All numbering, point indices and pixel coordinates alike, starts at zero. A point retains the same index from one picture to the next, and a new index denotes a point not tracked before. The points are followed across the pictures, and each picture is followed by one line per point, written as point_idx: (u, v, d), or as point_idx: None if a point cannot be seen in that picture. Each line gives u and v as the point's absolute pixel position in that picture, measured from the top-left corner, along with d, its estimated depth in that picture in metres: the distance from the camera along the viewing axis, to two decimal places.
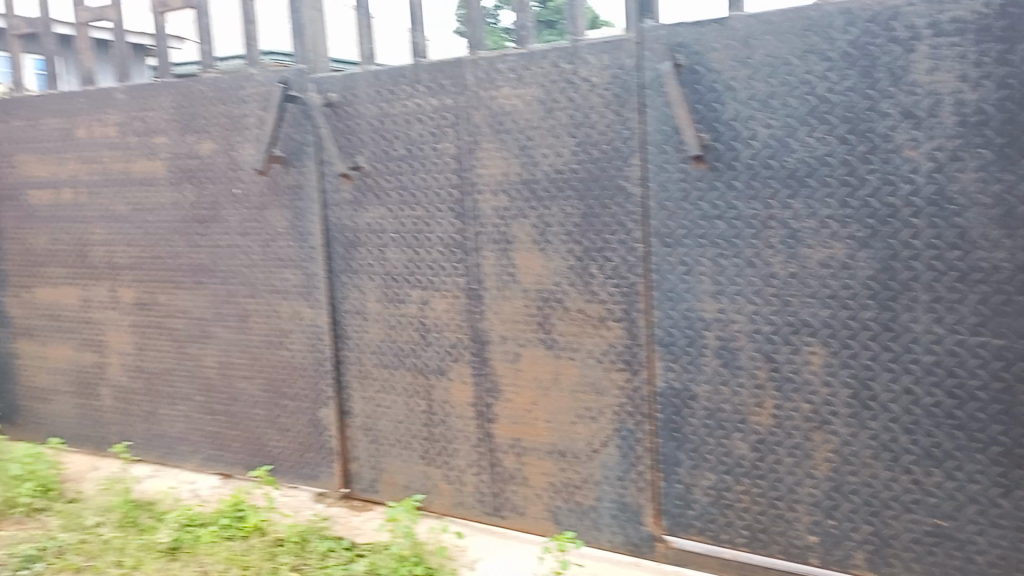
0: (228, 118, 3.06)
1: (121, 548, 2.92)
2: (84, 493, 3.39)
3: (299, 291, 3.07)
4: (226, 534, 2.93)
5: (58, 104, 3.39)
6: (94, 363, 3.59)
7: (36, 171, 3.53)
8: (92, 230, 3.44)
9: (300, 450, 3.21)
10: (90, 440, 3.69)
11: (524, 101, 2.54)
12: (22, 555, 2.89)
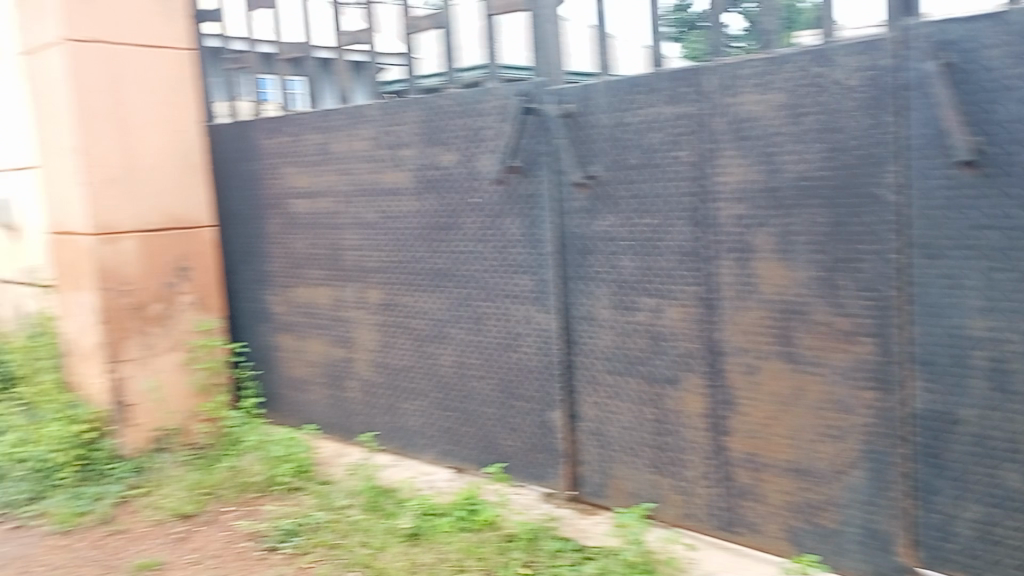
0: (469, 130, 3.22)
1: (368, 530, 3.16)
2: (334, 476, 3.71)
3: (532, 296, 3.16)
4: (461, 526, 3.08)
5: (318, 121, 3.72)
6: (344, 358, 3.91)
7: (298, 182, 3.90)
8: (345, 236, 3.75)
9: (530, 451, 3.31)
10: (339, 428, 4.03)
11: (769, 106, 2.47)
12: (283, 529, 3.30)
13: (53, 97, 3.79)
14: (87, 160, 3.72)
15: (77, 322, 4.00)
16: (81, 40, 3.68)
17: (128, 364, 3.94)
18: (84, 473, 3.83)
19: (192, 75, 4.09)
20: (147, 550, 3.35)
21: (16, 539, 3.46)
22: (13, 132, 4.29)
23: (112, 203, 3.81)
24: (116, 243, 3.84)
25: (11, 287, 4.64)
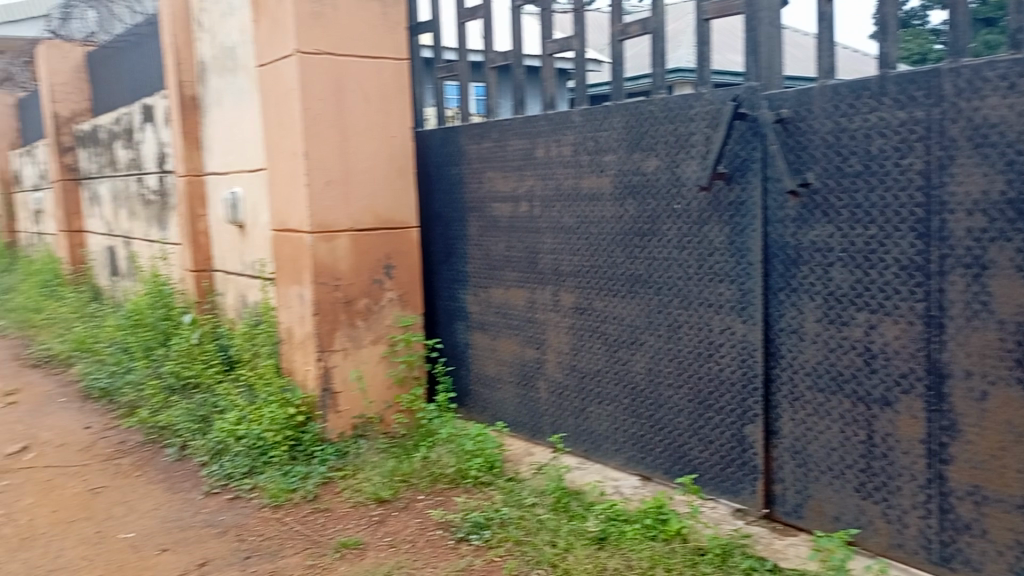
0: (676, 135, 3.21)
1: (555, 530, 3.20)
2: (521, 473, 3.79)
3: (733, 305, 3.09)
4: (649, 534, 3.06)
5: (523, 127, 3.83)
6: (535, 359, 3.99)
7: (500, 186, 4.03)
8: (543, 239, 3.84)
9: (721, 464, 3.23)
10: (526, 427, 4.12)
11: (1016, 112, 2.30)
12: (472, 521, 3.41)
13: (283, 106, 4.13)
14: (310, 163, 4.03)
15: (293, 312, 4.34)
16: (310, 54, 3.99)
17: (336, 355, 4.21)
18: (292, 453, 4.16)
19: (405, 83, 4.33)
20: (347, 529, 3.60)
21: (234, 509, 3.91)
22: (247, 138, 4.72)
23: (330, 204, 4.11)
24: (332, 241, 4.13)
25: (238, 278, 5.11)
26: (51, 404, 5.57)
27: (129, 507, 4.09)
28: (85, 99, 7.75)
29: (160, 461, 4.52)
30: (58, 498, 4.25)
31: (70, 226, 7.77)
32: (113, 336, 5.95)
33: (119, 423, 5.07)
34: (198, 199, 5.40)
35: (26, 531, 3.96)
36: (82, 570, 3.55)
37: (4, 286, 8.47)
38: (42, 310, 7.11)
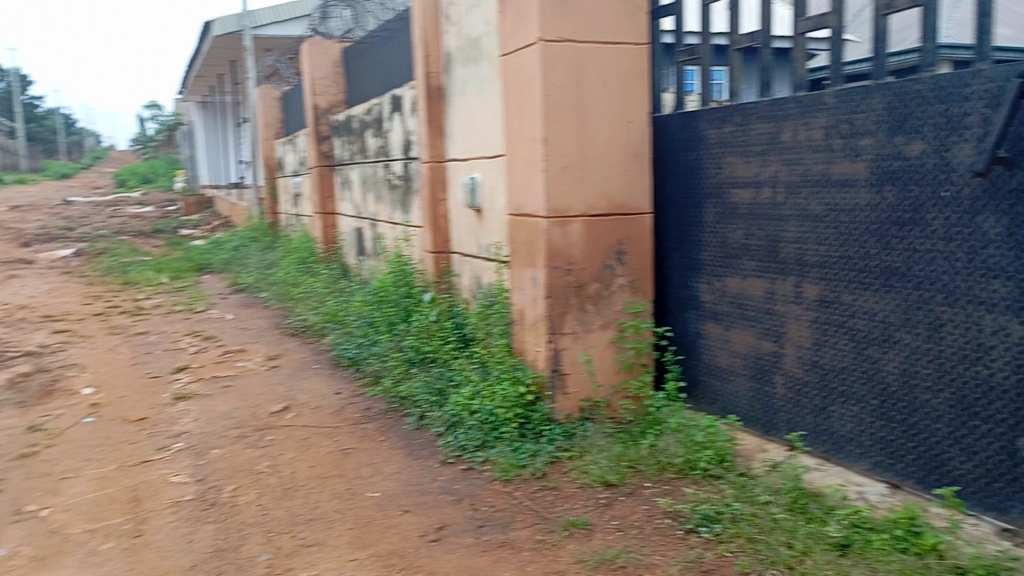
0: (947, 117, 2.95)
1: (791, 531, 3.07)
2: (753, 469, 3.66)
3: (1009, 304, 2.80)
4: (899, 546, 2.85)
5: (769, 111, 3.68)
6: (773, 353, 3.84)
7: (741, 172, 3.90)
8: (786, 228, 3.67)
9: (987, 478, 2.95)
10: (759, 423, 3.99)
11: None
12: (702, 513, 3.35)
13: (524, 94, 4.26)
14: (548, 149, 4.13)
15: (526, 295, 4.47)
16: (553, 42, 4.08)
17: (566, 337, 4.30)
18: (522, 430, 4.31)
19: (645, 68, 4.29)
20: (575, 509, 3.67)
21: (468, 479, 4.12)
22: (488, 125, 4.91)
23: (566, 189, 4.19)
24: (566, 226, 4.21)
25: (474, 260, 5.35)
26: (307, 369, 6.18)
27: (375, 468, 4.44)
28: (340, 91, 8.43)
29: (401, 428, 4.86)
30: (314, 455, 4.71)
31: (324, 208, 8.51)
32: (361, 310, 6.46)
33: (365, 390, 5.51)
34: (439, 184, 5.71)
35: (288, 482, 4.43)
36: (335, 522, 3.93)
37: (268, 261, 9.47)
38: (300, 284, 7.88)
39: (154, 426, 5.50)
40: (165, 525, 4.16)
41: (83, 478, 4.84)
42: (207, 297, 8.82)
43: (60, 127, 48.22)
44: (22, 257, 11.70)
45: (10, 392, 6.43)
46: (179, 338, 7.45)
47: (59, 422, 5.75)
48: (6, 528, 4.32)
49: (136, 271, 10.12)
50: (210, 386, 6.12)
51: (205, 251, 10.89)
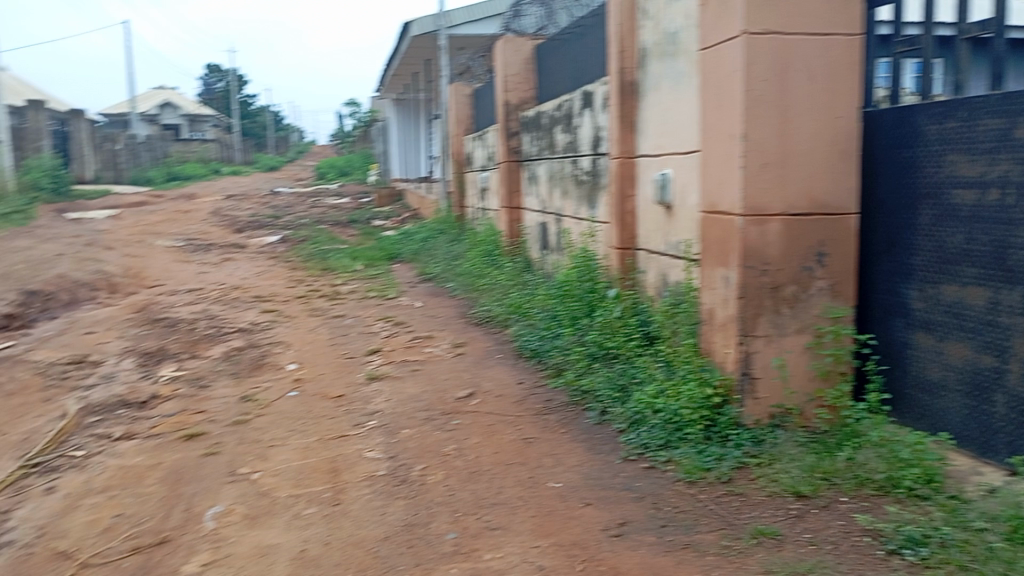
0: None
1: (1009, 562, 2.83)
2: (966, 493, 3.39)
3: None
4: None
5: (1002, 105, 3.40)
6: (993, 368, 3.54)
7: (964, 171, 3.62)
8: (1016, 233, 3.40)
9: None
10: (974, 443, 3.69)
11: None
12: (906, 535, 3.15)
13: (724, 88, 4.17)
14: (748, 145, 4.03)
15: (717, 294, 4.36)
16: (758, 34, 3.97)
17: (758, 340, 4.16)
18: (707, 433, 4.22)
19: (858, 59, 4.06)
20: (764, 518, 3.56)
21: (650, 477, 4.09)
22: (683, 120, 4.84)
23: (765, 187, 4.06)
24: (763, 225, 4.08)
25: (662, 257, 5.29)
26: (491, 358, 6.36)
27: (557, 460, 4.50)
28: (531, 87, 8.58)
29: (582, 422, 4.89)
30: (498, 442, 4.84)
31: (511, 203, 8.72)
32: (544, 303, 6.56)
33: (547, 382, 5.59)
34: (628, 180, 5.70)
35: (473, 465, 4.59)
36: (518, 508, 4.02)
37: (455, 253, 9.82)
38: (485, 276, 8.12)
39: (350, 403, 5.86)
40: (360, 497, 4.42)
41: (288, 446, 5.24)
42: (397, 285, 9.28)
43: (269, 124, 52.31)
44: (236, 241, 12.83)
45: (226, 364, 7.08)
46: (372, 322, 7.89)
47: (268, 394, 6.26)
48: (223, 486, 4.77)
49: (335, 258, 10.82)
50: (401, 369, 6.45)
51: (396, 241, 11.46)
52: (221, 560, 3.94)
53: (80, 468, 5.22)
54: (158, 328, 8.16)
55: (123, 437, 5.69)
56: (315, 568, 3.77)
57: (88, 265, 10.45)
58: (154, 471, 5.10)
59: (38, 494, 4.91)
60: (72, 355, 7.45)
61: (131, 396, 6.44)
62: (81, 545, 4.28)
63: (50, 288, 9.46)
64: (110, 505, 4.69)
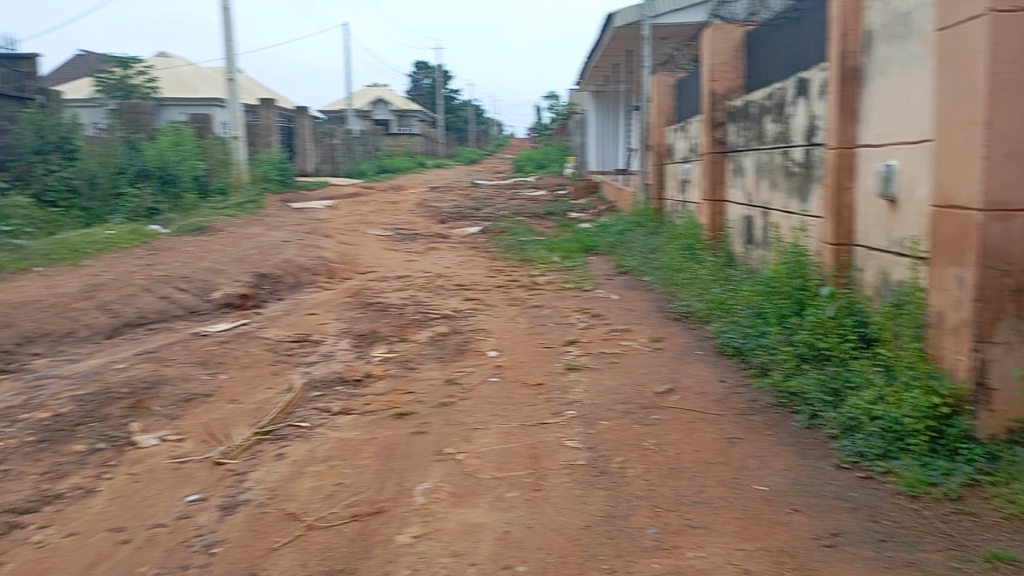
0: None
1: None
2: None
3: None
4: None
5: None
6: None
7: None
8: None
9: None
10: None
11: None
12: None
13: (964, 73, 3.84)
14: (990, 134, 3.69)
15: (948, 296, 4.03)
16: (1006, 12, 3.62)
17: (998, 348, 3.84)
18: (933, 445, 3.92)
19: None
20: (999, 541, 3.27)
21: (866, 488, 3.86)
22: (913, 107, 4.50)
23: (1010, 180, 3.71)
24: (1007, 222, 3.74)
25: (883, 254, 4.96)
26: (690, 354, 6.25)
27: (762, 462, 4.35)
28: (738, 76, 8.35)
29: (789, 425, 4.71)
30: (699, 439, 4.75)
31: (714, 195, 8.49)
32: (749, 299, 6.35)
33: (751, 382, 5.42)
34: (846, 172, 5.38)
35: (674, 462, 4.54)
36: (721, 509, 3.93)
37: (653, 246, 9.73)
38: (684, 270, 7.99)
39: (549, 392, 5.98)
40: (561, 485, 4.50)
41: (491, 430, 5.43)
42: (594, 277, 9.32)
43: (471, 118, 54.18)
44: (440, 232, 13.43)
45: (432, 348, 7.44)
46: (569, 313, 7.99)
47: (471, 379, 6.52)
48: (431, 464, 5.02)
49: (533, 249, 11.05)
50: (599, 361, 6.49)
51: (593, 234, 11.51)
52: (430, 534, 4.16)
53: (305, 438, 5.69)
54: (371, 312, 8.72)
55: (341, 412, 6.14)
56: (518, 550, 3.88)
57: (310, 251, 11.34)
58: (369, 445, 5.46)
59: (270, 459, 5.39)
60: (296, 334, 8.12)
61: (348, 374, 6.94)
62: (307, 508, 4.65)
63: (278, 272, 10.35)
64: (331, 473, 5.07)
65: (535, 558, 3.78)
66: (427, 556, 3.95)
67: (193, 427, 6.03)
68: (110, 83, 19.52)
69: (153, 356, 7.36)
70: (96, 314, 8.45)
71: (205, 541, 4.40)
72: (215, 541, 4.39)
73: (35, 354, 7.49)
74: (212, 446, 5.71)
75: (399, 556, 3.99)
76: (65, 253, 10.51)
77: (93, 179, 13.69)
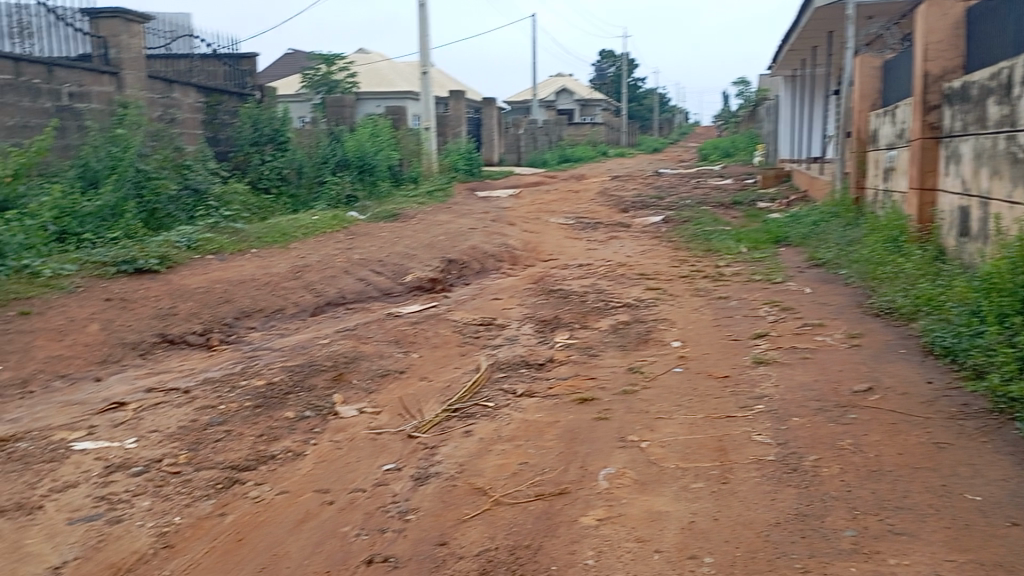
0: None
1: None
2: None
3: None
4: None
5: None
6: None
7: None
8: None
9: None
10: None
11: None
12: None
13: None
14: None
15: None
16: None
17: None
18: None
19: None
20: None
21: None
22: None
23: None
24: None
25: None
26: (893, 352, 5.88)
27: (975, 470, 4.07)
28: (958, 55, 7.72)
29: (1008, 433, 4.36)
30: (903, 442, 4.47)
31: (924, 184, 7.90)
32: (962, 296, 5.89)
33: (963, 385, 5.04)
34: None
35: (874, 464, 4.29)
36: (929, 516, 3.70)
37: (851, 238, 9.20)
38: (887, 263, 7.51)
39: (737, 385, 5.82)
40: (749, 479, 4.38)
41: (675, 421, 5.37)
42: (785, 269, 8.96)
43: (655, 106, 53.41)
44: (622, 221, 13.37)
45: (615, 336, 7.44)
46: (757, 306, 7.74)
47: (654, 368, 6.47)
48: (615, 450, 5.04)
49: (718, 239, 10.77)
50: (791, 356, 6.24)
51: (784, 224, 11.05)
52: (615, 518, 4.18)
53: (491, 418, 5.88)
54: (554, 298, 8.86)
55: (525, 394, 6.29)
56: (705, 541, 3.83)
57: (496, 239, 11.66)
58: (552, 428, 5.56)
59: (459, 436, 5.62)
60: (483, 318, 8.39)
61: (532, 358, 7.09)
62: (494, 484, 4.81)
63: (465, 257, 10.73)
64: (516, 453, 5.22)
65: (722, 551, 3.72)
66: (612, 539, 3.98)
67: (389, 401, 6.39)
68: (315, 79, 20.96)
69: (352, 334, 7.86)
70: (303, 293, 9.12)
71: (400, 508, 4.66)
72: (409, 509, 4.63)
73: (250, 328, 8.21)
74: (405, 420, 6.03)
75: (584, 538, 4.05)
76: (277, 236, 11.42)
77: (301, 168, 14.80)
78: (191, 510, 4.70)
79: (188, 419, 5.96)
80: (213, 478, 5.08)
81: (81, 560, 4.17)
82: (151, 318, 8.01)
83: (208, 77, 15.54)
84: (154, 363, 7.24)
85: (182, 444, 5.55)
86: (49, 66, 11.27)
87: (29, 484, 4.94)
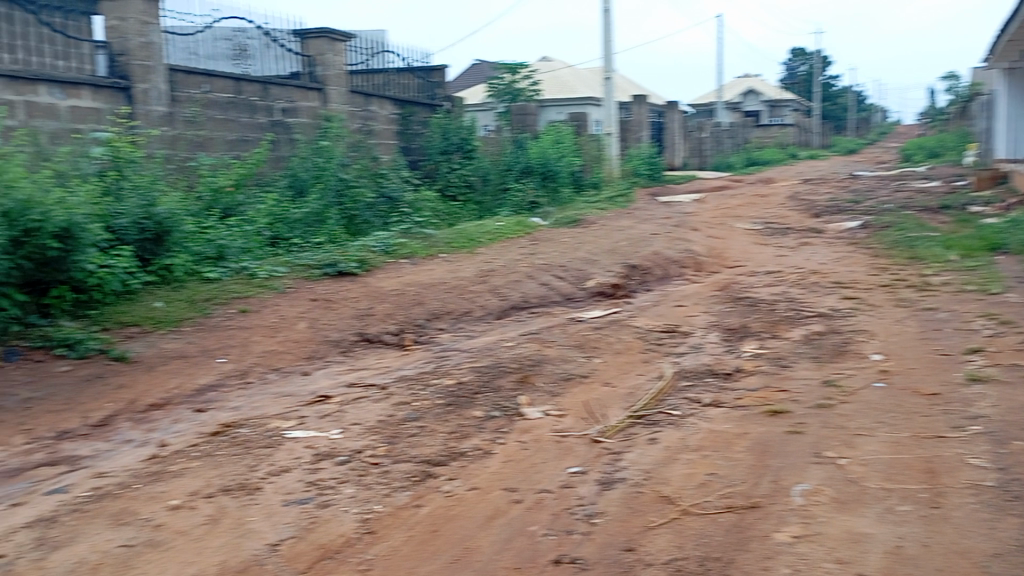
0: None
1: None
2: None
3: None
4: None
5: None
6: None
7: None
8: None
9: None
10: None
11: None
12: None
13: None
14: None
15: None
16: None
17: None
18: None
19: None
20: None
21: None
22: None
23: None
24: None
25: None
26: None
27: None
28: None
29: None
30: None
31: None
32: None
33: None
34: None
35: None
36: None
37: None
38: None
39: (948, 403, 5.41)
40: (964, 505, 4.10)
41: (877, 438, 5.06)
42: (1002, 280, 8.22)
43: (850, 105, 50.46)
44: (814, 226, 12.76)
45: (808, 347, 7.12)
46: (971, 319, 7.17)
47: (852, 381, 6.13)
48: (810, 466, 4.83)
49: (924, 246, 10.04)
50: (1010, 374, 5.74)
51: (1001, 230, 10.14)
52: (812, 536, 4.01)
53: (676, 426, 5.80)
54: (741, 306, 8.61)
55: (712, 404, 6.16)
56: (914, 568, 3.65)
57: (679, 244, 11.49)
58: (742, 439, 5.40)
59: (644, 443, 5.59)
60: (666, 325, 8.30)
61: (718, 367, 6.93)
62: (681, 493, 4.74)
63: (648, 263, 10.64)
64: (704, 463, 5.11)
65: None
66: (809, 558, 3.83)
67: (573, 405, 6.46)
68: (500, 88, 21.54)
69: (537, 337, 8.02)
70: (489, 296, 9.41)
71: (586, 511, 4.71)
72: (596, 512, 4.67)
73: (440, 330, 8.58)
74: (590, 425, 6.08)
75: (778, 554, 3.92)
76: (463, 242, 11.86)
77: (486, 175, 15.25)
78: (390, 500, 4.98)
79: (385, 414, 6.32)
80: (409, 471, 5.35)
81: (295, 539, 4.52)
82: (351, 317, 8.57)
83: (402, 89, 16.36)
84: (354, 360, 7.73)
85: (380, 438, 5.89)
86: (264, 85, 12.38)
87: (250, 466, 5.42)
